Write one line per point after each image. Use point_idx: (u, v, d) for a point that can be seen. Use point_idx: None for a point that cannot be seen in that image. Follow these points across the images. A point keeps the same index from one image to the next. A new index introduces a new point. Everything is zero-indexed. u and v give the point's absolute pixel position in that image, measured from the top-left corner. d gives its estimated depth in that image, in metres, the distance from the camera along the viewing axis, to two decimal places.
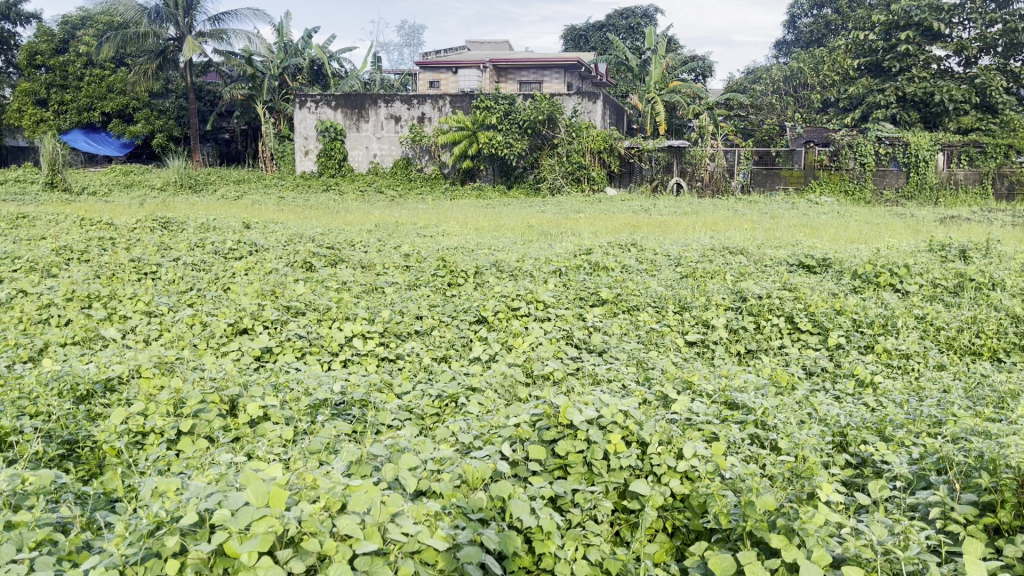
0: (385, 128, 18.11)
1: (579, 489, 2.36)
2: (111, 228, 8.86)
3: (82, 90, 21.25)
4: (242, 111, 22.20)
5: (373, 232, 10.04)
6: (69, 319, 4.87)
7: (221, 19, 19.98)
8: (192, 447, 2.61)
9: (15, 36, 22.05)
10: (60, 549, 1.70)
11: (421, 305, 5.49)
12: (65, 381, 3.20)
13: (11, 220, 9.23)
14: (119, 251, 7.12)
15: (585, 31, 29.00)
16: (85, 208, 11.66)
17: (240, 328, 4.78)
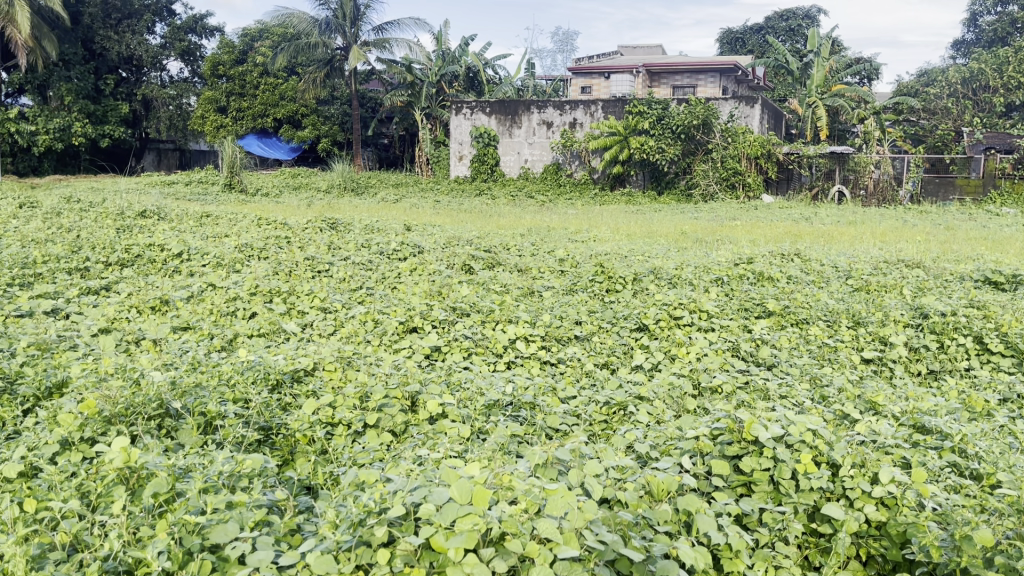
0: (537, 134, 18.29)
1: (766, 508, 2.29)
2: (286, 228, 9.42)
3: (257, 98, 22.74)
4: (401, 117, 23.06)
5: (526, 236, 10.19)
6: (254, 312, 5.21)
7: (384, 28, 20.83)
8: (380, 439, 2.71)
9: (200, 48, 23.80)
10: (277, 531, 1.81)
11: (580, 310, 5.49)
12: (259, 370, 3.41)
13: (198, 218, 9.97)
14: (294, 250, 7.54)
15: (743, 34, 28.28)
16: (261, 208, 12.45)
17: (410, 327, 4.96)
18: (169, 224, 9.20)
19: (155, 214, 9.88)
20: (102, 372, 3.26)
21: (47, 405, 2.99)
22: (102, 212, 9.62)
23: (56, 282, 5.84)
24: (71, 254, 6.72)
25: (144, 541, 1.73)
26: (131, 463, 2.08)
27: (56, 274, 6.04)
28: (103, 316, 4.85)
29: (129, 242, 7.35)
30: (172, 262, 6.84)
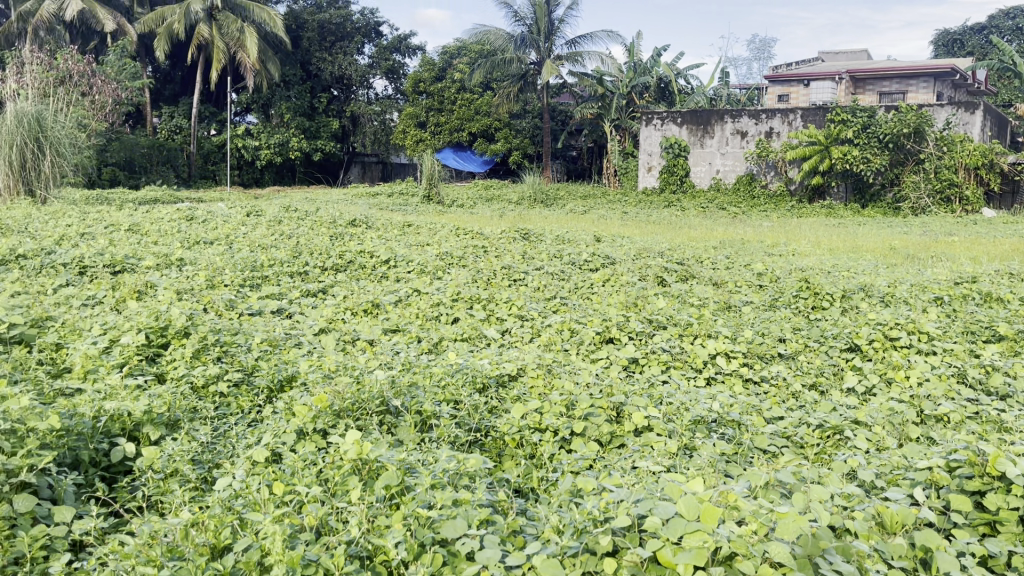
0: (730, 144, 17.78)
1: (1015, 551, 2.05)
2: (481, 237, 9.74)
3: (454, 112, 23.65)
4: (591, 129, 23.21)
5: (719, 249, 9.91)
6: (456, 317, 5.43)
7: (577, 41, 21.08)
8: (587, 449, 2.73)
9: (403, 66, 25.16)
10: (500, 530, 1.87)
11: (783, 327, 5.26)
12: (467, 373, 3.52)
13: (401, 227, 10.53)
14: (491, 259, 7.78)
15: (961, 35, 26.16)
16: (457, 218, 12.94)
17: (607, 337, 4.96)
18: (375, 232, 9.77)
19: (364, 222, 10.54)
20: (327, 368, 3.50)
21: (281, 397, 3.26)
22: (317, 220, 10.38)
23: (280, 284, 6.36)
24: (292, 258, 7.29)
25: (380, 530, 1.85)
26: (365, 457, 2.24)
27: (280, 276, 6.57)
28: (323, 316, 5.23)
29: (342, 249, 7.88)
30: (380, 269, 7.25)
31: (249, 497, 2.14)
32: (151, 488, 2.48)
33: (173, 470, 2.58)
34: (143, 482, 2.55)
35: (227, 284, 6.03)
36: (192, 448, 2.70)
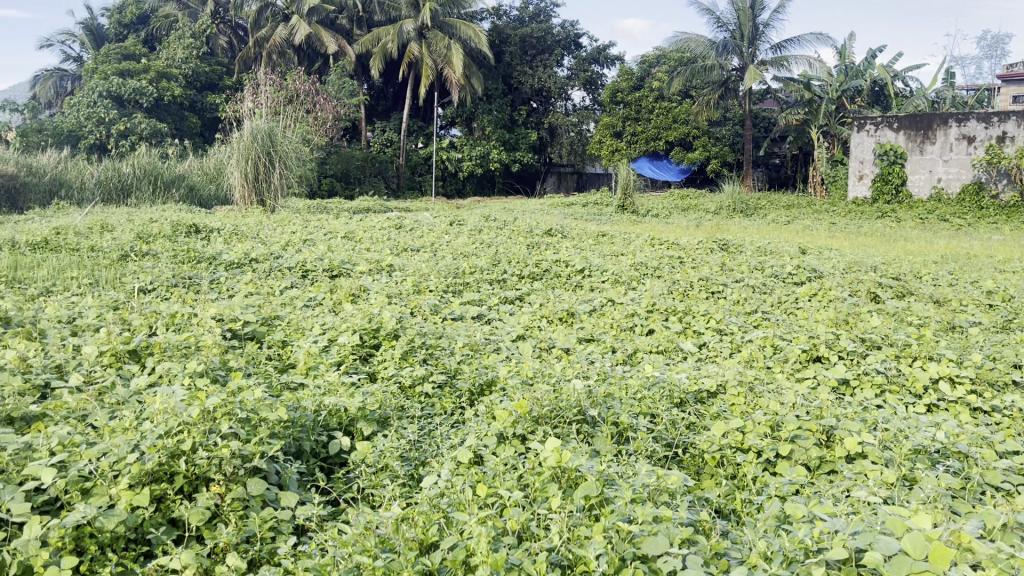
0: (955, 150, 16.34)
1: None
2: (677, 248, 9.56)
3: (651, 122, 23.36)
4: (796, 136, 22.17)
5: (941, 264, 9.11)
6: (652, 328, 5.37)
7: (783, 45, 20.27)
8: (793, 472, 2.60)
9: (602, 77, 25.28)
10: (703, 550, 1.85)
11: (1019, 352, 4.74)
12: (664, 387, 3.46)
13: (596, 237, 10.57)
14: (688, 270, 7.62)
15: None
16: (652, 228, 12.81)
17: (813, 355, 4.71)
18: (570, 241, 9.89)
19: (560, 232, 10.67)
20: (525, 374, 3.56)
21: (481, 401, 3.37)
22: (515, 229, 10.66)
23: (480, 290, 6.57)
24: (492, 266, 7.52)
25: (581, 539, 1.90)
26: (564, 465, 2.30)
27: (480, 283, 6.79)
28: (520, 323, 5.33)
29: (539, 258, 8.02)
30: (575, 278, 7.30)
31: (454, 496, 2.24)
32: (365, 480, 2.65)
33: (384, 465, 2.74)
34: (357, 475, 2.72)
35: (432, 289, 6.32)
36: (400, 446, 2.85)
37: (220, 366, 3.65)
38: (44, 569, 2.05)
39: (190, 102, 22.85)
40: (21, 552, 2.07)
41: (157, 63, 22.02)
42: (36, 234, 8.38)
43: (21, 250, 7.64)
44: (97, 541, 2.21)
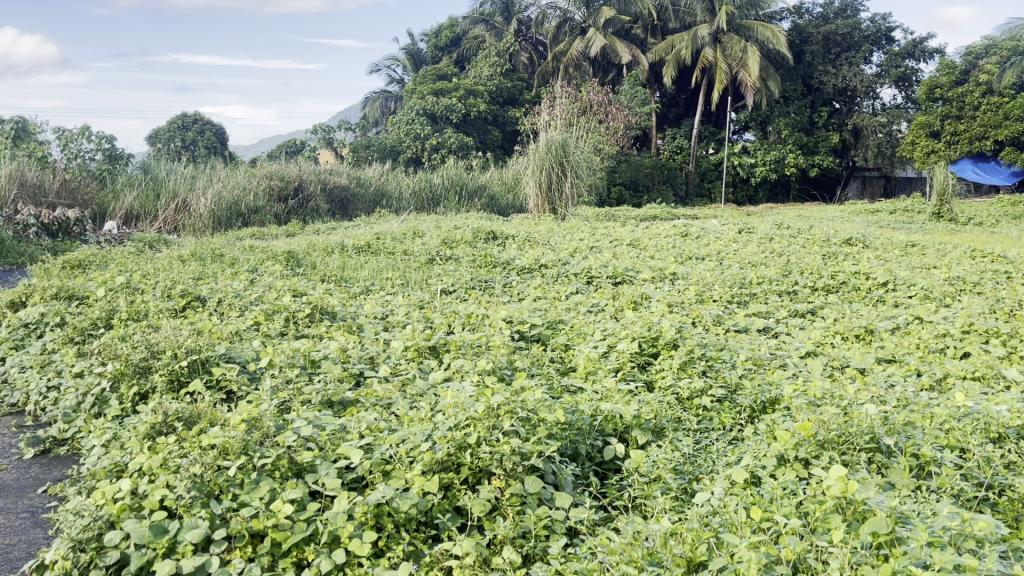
0: None
1: None
2: (1004, 261, 8.43)
3: (977, 120, 20.68)
4: None
5: None
6: (967, 351, 4.79)
7: None
8: None
9: (917, 72, 23.03)
10: None
11: None
12: (977, 419, 3.05)
13: (904, 247, 9.65)
14: (1017, 287, 6.68)
15: None
16: (975, 239, 11.41)
17: None
18: (874, 252, 9.11)
19: (861, 241, 9.88)
20: (813, 394, 3.34)
21: (763, 419, 3.23)
22: (810, 238, 10.06)
23: (768, 302, 6.29)
24: (782, 277, 7.17)
25: None
26: (850, 496, 2.18)
27: (768, 294, 6.50)
28: (811, 339, 5.01)
29: (836, 269, 7.50)
30: (877, 292, 6.73)
31: (727, 517, 2.21)
32: (637, 490, 2.66)
33: (657, 476, 2.73)
34: (630, 483, 2.75)
35: (716, 299, 6.18)
36: (675, 458, 2.81)
37: (506, 365, 3.87)
38: (349, 540, 2.35)
39: (494, 116, 24.49)
40: (332, 522, 2.40)
41: (466, 81, 23.91)
42: (360, 238, 9.48)
43: (348, 252, 8.69)
44: (393, 519, 2.46)
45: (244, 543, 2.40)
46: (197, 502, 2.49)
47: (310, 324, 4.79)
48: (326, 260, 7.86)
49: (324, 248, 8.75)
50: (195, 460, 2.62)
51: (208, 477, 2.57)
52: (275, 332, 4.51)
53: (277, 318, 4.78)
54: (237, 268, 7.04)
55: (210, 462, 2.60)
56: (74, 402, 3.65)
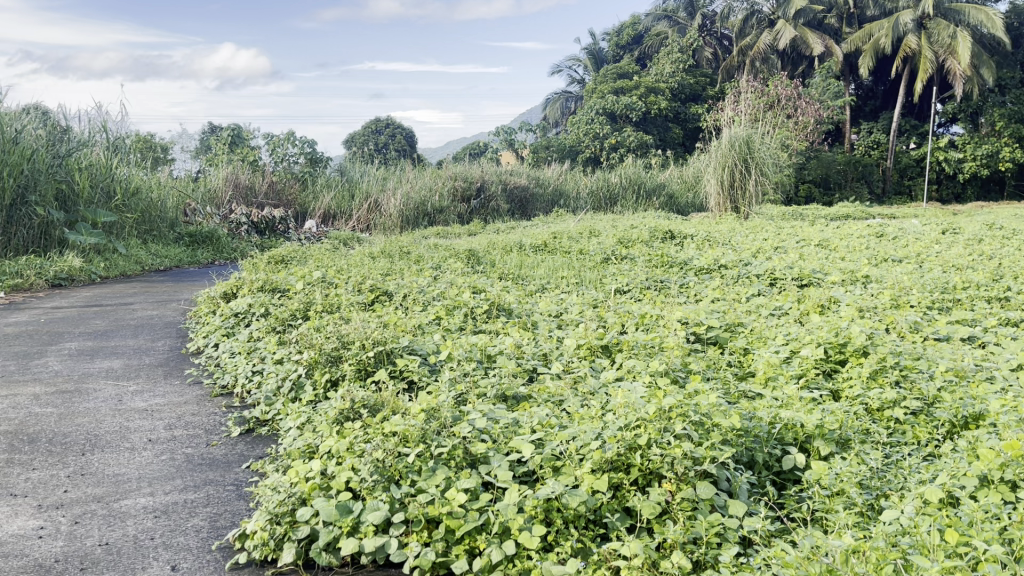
0: None
1: None
2: None
3: None
4: None
5: None
6: None
7: None
8: None
9: None
10: None
11: None
12: None
13: None
14: None
15: None
16: None
17: None
18: None
19: None
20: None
21: (963, 436, 2.97)
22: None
23: (974, 309, 5.77)
24: (992, 281, 6.54)
25: None
26: None
27: (975, 300, 5.95)
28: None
29: None
30: None
31: (917, 539, 2.07)
32: (817, 503, 2.53)
33: (840, 490, 2.58)
34: (810, 495, 2.62)
35: (914, 305, 5.74)
36: (861, 472, 2.65)
37: (681, 367, 3.80)
38: (519, 533, 2.40)
39: (675, 113, 24.09)
40: (502, 513, 2.46)
41: (647, 79, 23.73)
42: (537, 237, 9.62)
43: (526, 250, 8.85)
44: (562, 516, 2.50)
45: (421, 527, 2.52)
46: (379, 486, 2.63)
47: (487, 320, 4.92)
48: (504, 259, 8.05)
49: (503, 247, 8.96)
50: (378, 446, 2.78)
51: (389, 462, 2.71)
52: (454, 326, 4.67)
53: (457, 313, 4.95)
54: (422, 265, 7.36)
55: (391, 448, 2.74)
56: (274, 386, 3.95)
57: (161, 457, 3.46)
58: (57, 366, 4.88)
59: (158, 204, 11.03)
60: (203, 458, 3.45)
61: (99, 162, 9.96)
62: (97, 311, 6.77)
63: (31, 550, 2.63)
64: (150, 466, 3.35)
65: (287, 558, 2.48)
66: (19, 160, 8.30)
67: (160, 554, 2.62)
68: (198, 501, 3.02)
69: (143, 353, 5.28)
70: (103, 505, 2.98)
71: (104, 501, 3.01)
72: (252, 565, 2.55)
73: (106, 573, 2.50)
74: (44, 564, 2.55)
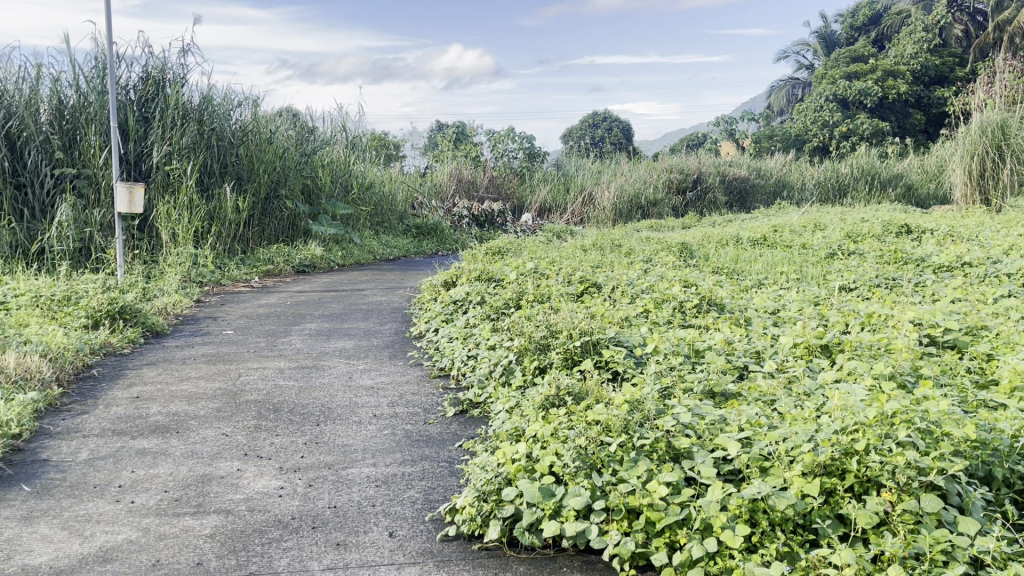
0: None
1: None
2: None
3: None
4: None
5: None
6: None
7: None
8: None
9: None
10: None
11: None
12: None
13: None
14: None
15: None
16: None
17: None
18: None
19: None
20: None
21: None
22: None
23: None
24: None
25: None
26: None
27: None
28: None
29: None
30: None
31: None
32: None
33: None
34: None
35: None
36: None
37: (910, 371, 3.51)
38: (721, 531, 2.35)
39: (916, 98, 22.22)
40: (704, 510, 2.42)
41: (885, 62, 22.14)
42: (757, 231, 9.27)
43: (744, 245, 8.54)
44: (769, 518, 2.41)
45: (621, 516, 2.52)
46: (581, 472, 2.67)
47: (698, 314, 4.82)
48: (720, 252, 7.84)
49: (719, 241, 8.72)
50: (581, 433, 2.82)
51: (592, 450, 2.74)
52: (663, 319, 4.62)
53: (666, 307, 4.89)
54: (633, 258, 7.35)
55: (594, 437, 2.77)
56: (486, 371, 4.12)
57: (384, 431, 3.73)
58: (299, 344, 5.40)
59: (389, 197, 11.83)
60: (420, 434, 3.67)
61: (340, 159, 10.85)
62: (334, 295, 7.39)
63: (272, 507, 2.95)
64: (374, 439, 3.62)
65: (492, 534, 2.58)
66: (273, 157, 9.23)
67: (380, 520, 2.83)
68: (414, 475, 3.23)
69: (371, 335, 5.70)
70: (333, 471, 3.27)
71: (334, 468, 3.30)
72: (461, 538, 2.69)
73: (334, 532, 2.74)
74: (282, 520, 2.84)
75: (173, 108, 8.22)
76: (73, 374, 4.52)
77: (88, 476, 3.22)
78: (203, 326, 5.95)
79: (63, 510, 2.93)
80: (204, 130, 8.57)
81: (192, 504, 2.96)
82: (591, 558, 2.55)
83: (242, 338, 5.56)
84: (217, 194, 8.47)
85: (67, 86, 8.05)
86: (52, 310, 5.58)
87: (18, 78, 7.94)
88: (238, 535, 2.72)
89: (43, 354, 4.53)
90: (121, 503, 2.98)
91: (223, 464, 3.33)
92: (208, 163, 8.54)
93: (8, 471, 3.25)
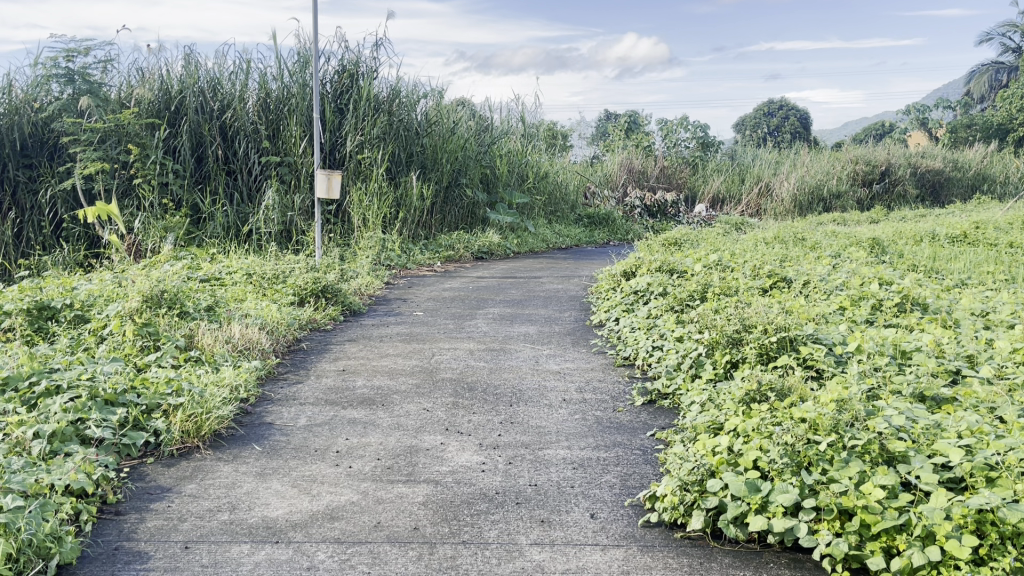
0: None
1: None
2: None
3: None
4: None
5: None
6: None
7: None
8: None
9: None
10: None
11: None
12: None
13: None
14: None
15: None
16: None
17: None
18: None
19: None
20: None
21: None
22: None
23: None
24: None
25: None
26: None
27: None
28: None
29: None
30: None
31: None
32: None
33: None
34: None
35: None
36: None
37: None
38: (946, 540, 2.25)
39: None
40: (928, 517, 2.32)
41: None
42: (957, 226, 8.69)
43: (941, 241, 7.99)
44: (999, 530, 2.29)
45: (833, 517, 2.47)
46: (789, 469, 2.63)
47: (899, 314, 4.59)
48: (916, 249, 7.40)
49: (913, 236, 8.21)
50: (788, 430, 2.77)
51: (800, 447, 2.69)
52: (862, 318, 4.44)
53: (865, 304, 4.68)
54: (820, 253, 7.07)
55: (802, 434, 2.72)
56: (675, 362, 4.11)
57: (574, 415, 3.82)
58: (485, 327, 5.60)
59: (562, 187, 12.02)
60: (612, 422, 3.72)
61: (516, 149, 11.10)
62: (512, 282, 7.57)
63: (476, 480, 3.10)
64: (567, 423, 3.71)
65: (695, 524, 2.60)
66: (455, 147, 9.59)
67: (580, 501, 2.91)
68: (610, 460, 3.29)
69: (553, 322, 5.81)
70: (530, 451, 3.38)
71: (531, 448, 3.42)
72: (662, 525, 2.72)
73: (537, 509, 2.85)
74: (488, 493, 2.98)
75: (366, 99, 8.67)
76: (286, 346, 4.92)
77: (309, 441, 3.50)
78: (395, 307, 6.28)
79: (291, 469, 3.20)
80: (393, 120, 9.01)
81: (404, 473, 3.16)
82: (799, 556, 2.52)
83: (431, 320, 5.82)
84: (403, 182, 8.90)
85: (273, 79, 8.68)
86: (263, 286, 6.07)
87: (231, 71, 8.63)
88: (449, 505, 2.88)
89: (261, 326, 4.97)
90: (341, 467, 3.22)
91: (427, 438, 3.52)
92: (396, 152, 8.98)
93: (241, 431, 3.59)
